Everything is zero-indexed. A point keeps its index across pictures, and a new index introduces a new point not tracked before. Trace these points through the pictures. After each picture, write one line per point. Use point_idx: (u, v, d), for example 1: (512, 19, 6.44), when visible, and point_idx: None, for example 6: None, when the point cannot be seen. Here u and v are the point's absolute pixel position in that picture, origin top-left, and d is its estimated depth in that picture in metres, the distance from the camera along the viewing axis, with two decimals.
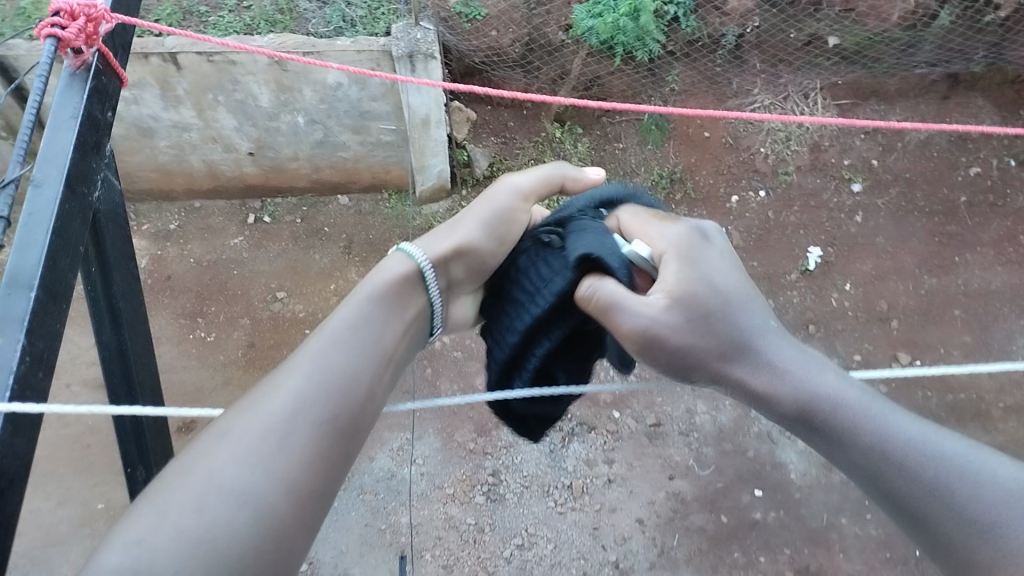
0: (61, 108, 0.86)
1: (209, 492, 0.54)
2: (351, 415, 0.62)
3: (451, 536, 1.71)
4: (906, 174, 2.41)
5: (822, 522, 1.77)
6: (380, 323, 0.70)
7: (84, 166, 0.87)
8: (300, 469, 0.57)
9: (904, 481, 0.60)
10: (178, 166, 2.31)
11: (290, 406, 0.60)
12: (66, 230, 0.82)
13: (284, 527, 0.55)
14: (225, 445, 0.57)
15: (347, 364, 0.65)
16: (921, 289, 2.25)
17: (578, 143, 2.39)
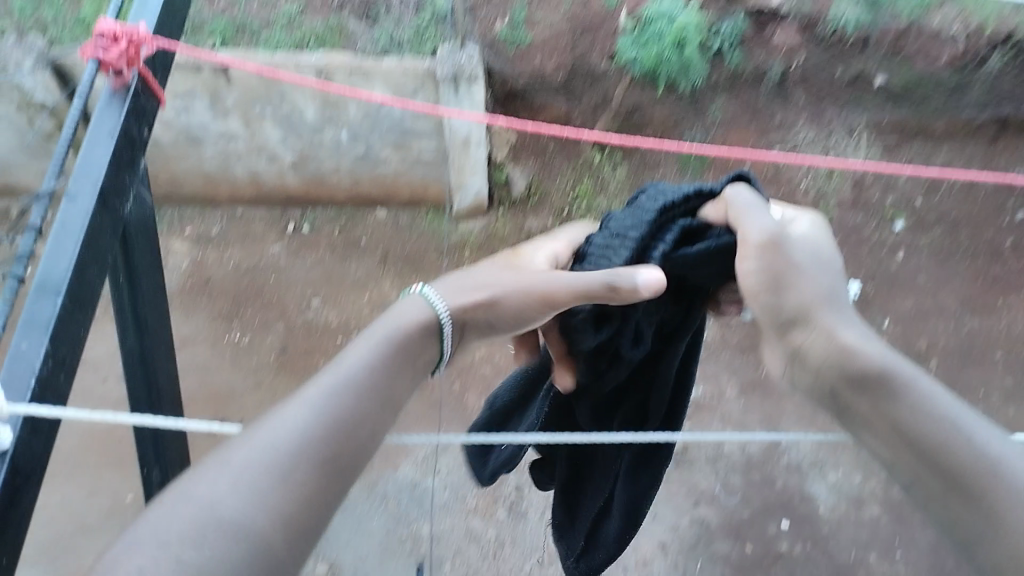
0: (101, 124, 0.82)
1: (206, 525, 0.49)
2: (355, 452, 0.58)
3: (471, 548, 1.71)
4: (950, 214, 2.37)
5: (851, 557, 1.72)
6: (394, 356, 0.65)
7: (118, 180, 0.83)
8: (307, 506, 0.53)
9: (943, 440, 0.59)
10: (223, 175, 2.37)
11: (295, 438, 0.55)
12: (96, 244, 0.79)
13: (280, 567, 0.51)
14: (225, 473, 0.52)
15: (357, 398, 0.61)
16: (961, 329, 2.21)
17: (616, 168, 2.39)
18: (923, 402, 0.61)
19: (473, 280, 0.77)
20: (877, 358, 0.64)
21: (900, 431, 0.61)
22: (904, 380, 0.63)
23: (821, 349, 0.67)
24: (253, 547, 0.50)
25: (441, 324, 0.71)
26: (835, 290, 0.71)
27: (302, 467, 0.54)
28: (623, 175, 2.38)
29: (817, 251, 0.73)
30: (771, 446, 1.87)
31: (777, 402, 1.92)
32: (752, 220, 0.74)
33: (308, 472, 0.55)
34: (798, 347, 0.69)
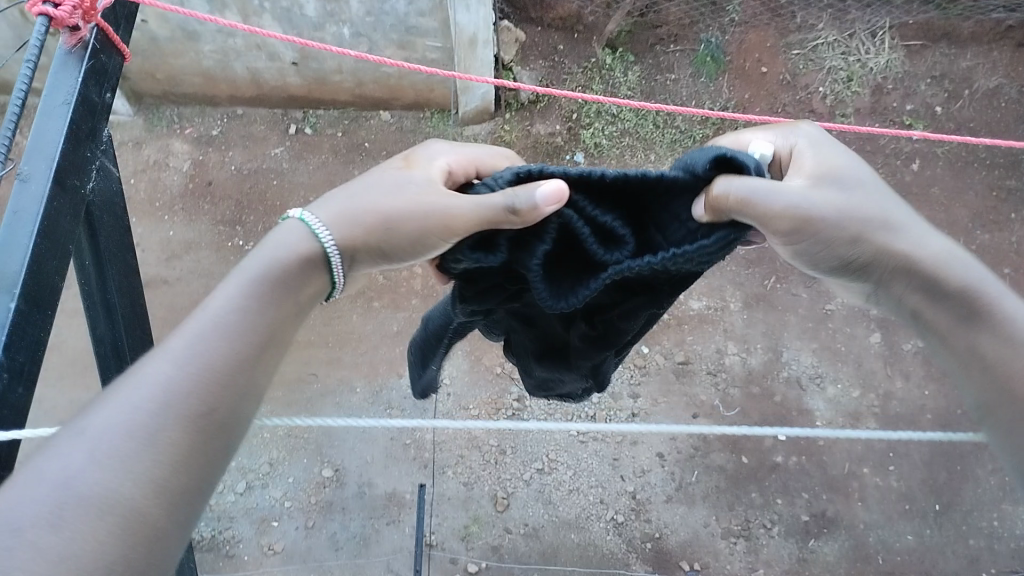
0: (54, 92, 0.79)
1: (68, 499, 0.51)
2: (225, 401, 0.59)
3: (473, 456, 1.75)
4: (969, 124, 2.28)
5: (844, 470, 1.76)
6: (260, 302, 0.64)
7: (78, 156, 0.79)
8: (169, 466, 0.55)
9: (1012, 366, 0.64)
10: (221, 72, 2.28)
11: (156, 399, 0.57)
12: (54, 231, 0.75)
13: (155, 532, 0.54)
14: (81, 445, 0.54)
15: (226, 344, 0.61)
16: (971, 245, 2.18)
17: (629, 71, 2.31)
18: (999, 320, 0.65)
19: (351, 196, 0.72)
20: (955, 282, 0.67)
21: (984, 361, 0.65)
22: (973, 301, 0.67)
23: (898, 283, 0.69)
24: (117, 513, 0.52)
25: (328, 255, 0.69)
26: (889, 206, 0.69)
27: (166, 426, 0.56)
28: (635, 78, 2.31)
29: (838, 178, 0.69)
30: (773, 359, 1.88)
31: (781, 315, 1.93)
32: (768, 207, 0.65)
33: (173, 427, 0.56)
34: (875, 281, 0.70)
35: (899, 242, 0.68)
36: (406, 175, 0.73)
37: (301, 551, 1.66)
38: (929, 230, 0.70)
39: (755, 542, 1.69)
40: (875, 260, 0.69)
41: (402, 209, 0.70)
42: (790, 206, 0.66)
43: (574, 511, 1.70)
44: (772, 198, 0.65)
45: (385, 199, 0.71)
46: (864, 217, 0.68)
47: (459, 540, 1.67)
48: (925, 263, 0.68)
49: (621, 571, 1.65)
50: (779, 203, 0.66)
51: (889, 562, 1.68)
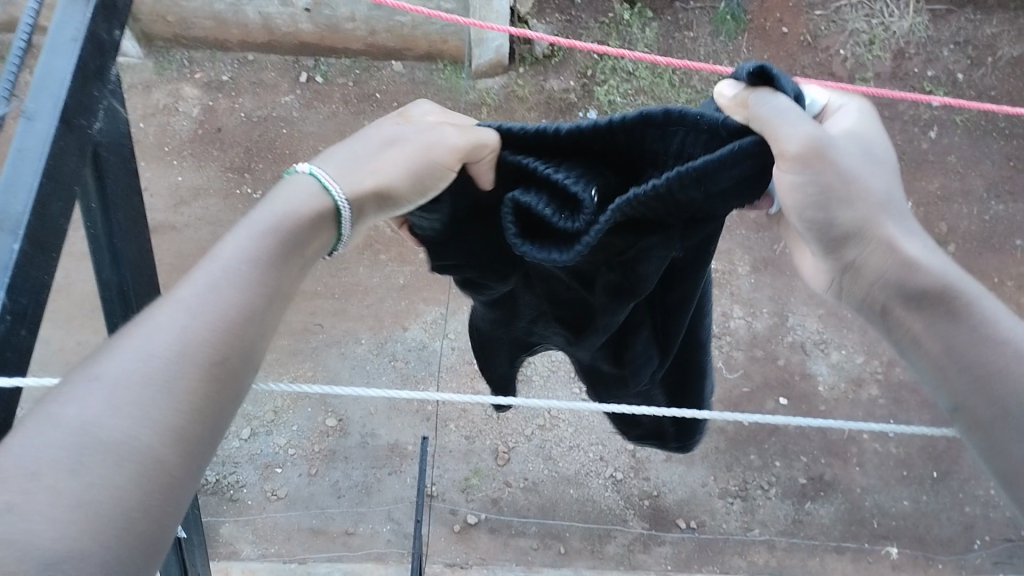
0: (61, 27, 0.72)
1: (83, 447, 0.42)
2: (244, 346, 0.49)
3: (475, 410, 1.77)
4: (991, 92, 2.23)
5: (843, 434, 1.77)
6: (282, 243, 0.55)
7: (85, 95, 0.72)
8: (191, 415, 0.45)
9: (993, 363, 0.53)
10: (233, 15, 2.24)
11: (176, 342, 0.47)
12: (59, 171, 0.68)
13: (178, 487, 0.44)
14: (95, 391, 0.44)
15: (249, 287, 0.52)
16: (985, 215, 2.16)
17: (646, 28, 2.26)
18: (975, 324, 0.54)
19: (345, 155, 0.64)
20: (934, 277, 0.55)
21: (962, 361, 0.53)
22: (953, 297, 0.55)
23: (872, 269, 0.56)
24: (143, 463, 0.42)
25: (340, 210, 0.61)
26: (893, 190, 0.57)
27: (189, 370, 0.46)
28: (653, 36, 2.26)
29: (866, 146, 0.58)
30: (778, 324, 1.88)
31: (788, 281, 1.92)
32: (780, 127, 0.53)
33: (197, 372, 0.47)
34: (849, 263, 0.57)
35: (893, 225, 0.56)
36: (403, 127, 0.68)
37: (304, 498, 1.69)
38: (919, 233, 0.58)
39: (752, 503, 1.71)
40: (861, 236, 0.56)
41: (403, 159, 0.65)
42: (806, 135, 0.53)
43: (574, 468, 1.72)
44: (789, 115, 0.54)
45: (384, 154, 0.65)
46: (868, 190, 0.55)
47: (460, 491, 1.69)
48: (909, 254, 0.56)
49: (618, 527, 1.67)
50: (798, 128, 0.53)
51: (883, 526, 1.70)
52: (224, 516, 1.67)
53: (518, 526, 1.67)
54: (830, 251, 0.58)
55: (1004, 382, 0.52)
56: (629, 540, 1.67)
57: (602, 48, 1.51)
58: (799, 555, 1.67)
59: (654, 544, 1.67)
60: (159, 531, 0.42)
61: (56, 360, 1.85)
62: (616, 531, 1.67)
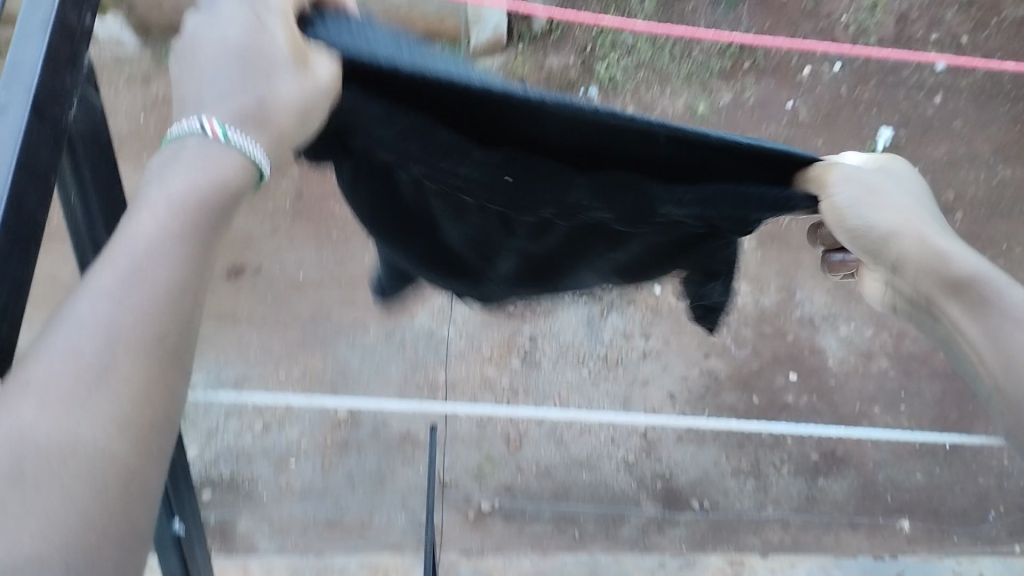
0: (28, 14, 0.62)
1: (19, 459, 0.40)
2: (179, 321, 0.47)
3: (486, 396, 1.77)
4: (996, 53, 2.19)
5: (854, 410, 1.77)
6: (211, 187, 0.51)
7: (59, 86, 0.62)
8: (133, 402, 0.44)
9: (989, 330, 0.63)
10: None
11: (101, 333, 0.44)
12: (34, 165, 0.58)
13: (131, 474, 0.43)
14: (25, 399, 0.42)
15: (179, 250, 0.49)
16: (993, 180, 2.12)
17: (645, 2, 2.23)
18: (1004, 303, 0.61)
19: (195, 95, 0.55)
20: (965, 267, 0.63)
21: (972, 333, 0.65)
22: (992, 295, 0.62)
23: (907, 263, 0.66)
24: (87, 460, 0.42)
25: (255, 163, 0.54)
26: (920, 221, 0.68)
27: (121, 356, 0.44)
28: (652, 10, 2.23)
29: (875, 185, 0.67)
30: (786, 298, 1.87)
31: (795, 255, 1.91)
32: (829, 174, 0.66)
33: (132, 354, 0.45)
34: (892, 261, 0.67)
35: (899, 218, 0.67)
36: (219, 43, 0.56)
37: (318, 490, 1.70)
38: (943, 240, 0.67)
39: (765, 481, 1.71)
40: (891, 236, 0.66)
41: (242, 84, 0.55)
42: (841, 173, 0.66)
43: (586, 450, 1.73)
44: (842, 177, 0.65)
45: (217, 82, 0.55)
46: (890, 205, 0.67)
47: (473, 478, 1.69)
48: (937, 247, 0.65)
49: (631, 509, 1.68)
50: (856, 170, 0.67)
51: (897, 500, 1.71)
52: (240, 509, 1.67)
53: (532, 513, 1.67)
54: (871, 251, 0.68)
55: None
56: (643, 523, 1.67)
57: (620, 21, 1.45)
58: (814, 531, 1.67)
59: (669, 527, 1.67)
60: (124, 512, 0.42)
61: None
62: (630, 513, 1.68)
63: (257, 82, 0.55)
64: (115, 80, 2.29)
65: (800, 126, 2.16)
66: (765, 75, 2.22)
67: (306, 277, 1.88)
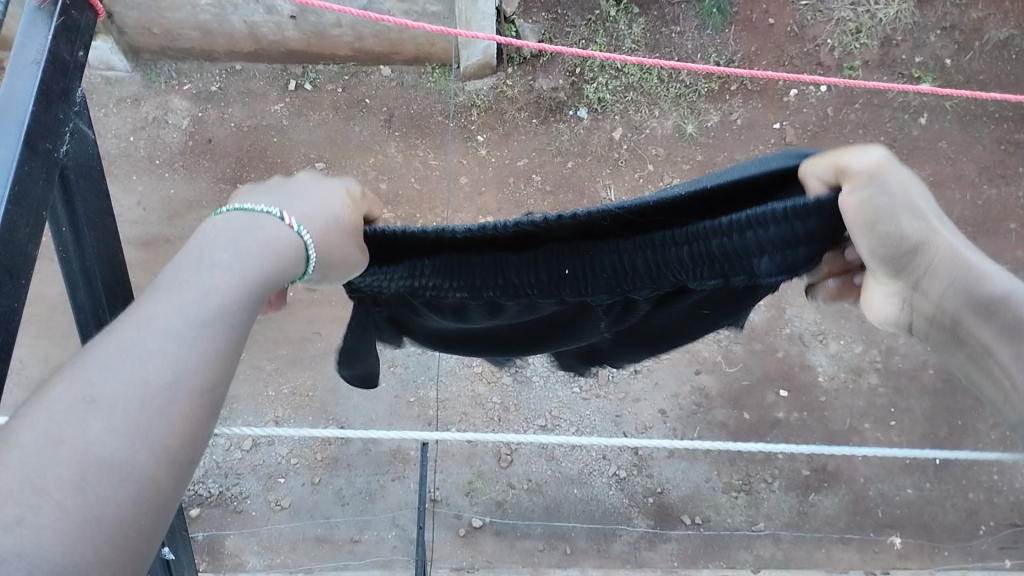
0: (21, 50, 0.65)
1: (85, 471, 0.40)
2: (230, 369, 0.49)
3: (476, 414, 1.76)
4: (980, 76, 2.24)
5: (845, 425, 1.79)
6: (278, 253, 0.53)
7: (50, 118, 0.65)
8: (186, 437, 0.45)
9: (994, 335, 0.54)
10: (219, 26, 2.22)
11: (173, 369, 0.45)
12: (25, 195, 0.61)
13: (168, 504, 0.43)
14: (95, 411, 0.42)
15: (245, 306, 0.50)
16: (978, 199, 2.15)
17: (633, 24, 2.27)
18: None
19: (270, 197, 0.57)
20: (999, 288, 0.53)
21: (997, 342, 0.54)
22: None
23: (945, 286, 0.54)
24: (140, 484, 0.42)
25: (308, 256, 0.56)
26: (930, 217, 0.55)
27: (183, 393, 0.45)
28: (640, 32, 2.27)
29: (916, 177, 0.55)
30: (776, 315, 1.86)
31: None
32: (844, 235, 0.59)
33: (196, 395, 0.46)
34: (917, 278, 0.55)
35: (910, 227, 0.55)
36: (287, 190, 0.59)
37: (308, 507, 1.68)
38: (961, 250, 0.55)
39: (756, 497, 1.71)
40: (930, 249, 0.54)
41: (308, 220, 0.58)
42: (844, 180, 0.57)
43: (578, 467, 1.72)
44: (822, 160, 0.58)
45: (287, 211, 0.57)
46: (929, 205, 0.54)
47: (464, 495, 1.69)
48: (972, 268, 0.54)
49: (623, 526, 1.67)
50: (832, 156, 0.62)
51: (888, 515, 1.71)
52: (229, 528, 1.66)
53: (523, 528, 1.66)
54: (896, 274, 0.56)
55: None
56: (635, 538, 1.67)
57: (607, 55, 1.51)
58: (804, 547, 1.67)
59: (660, 541, 1.67)
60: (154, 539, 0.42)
61: None
62: (622, 529, 1.67)
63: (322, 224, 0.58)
64: (105, 100, 2.30)
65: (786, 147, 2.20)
66: (753, 95, 2.24)
67: (296, 297, 1.86)
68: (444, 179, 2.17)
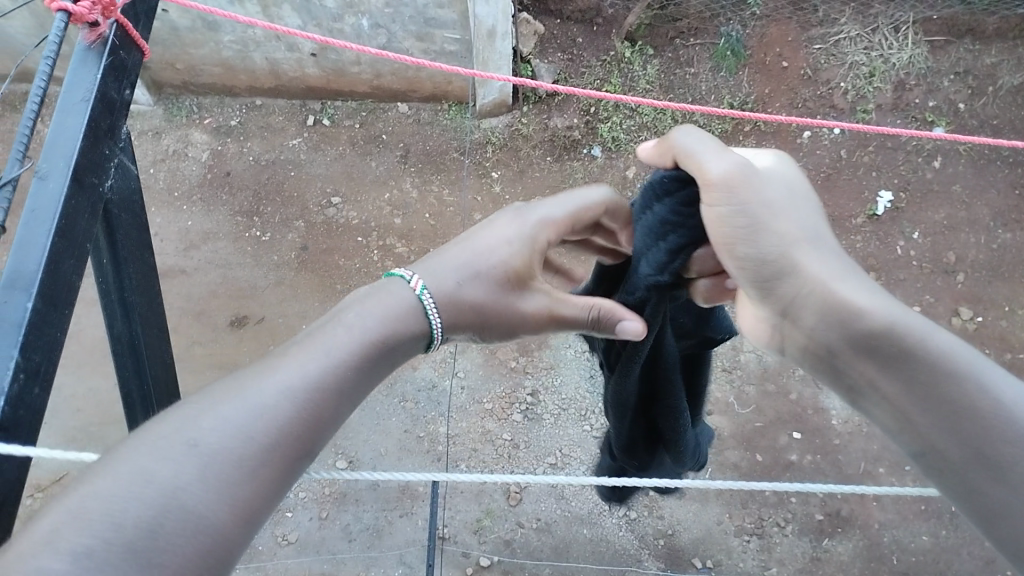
0: (73, 88, 0.75)
1: (168, 512, 0.47)
2: (315, 437, 0.56)
3: (486, 449, 1.75)
4: (993, 121, 2.23)
5: (859, 469, 1.76)
6: (391, 332, 0.63)
7: (96, 153, 0.75)
8: (257, 494, 0.52)
9: (933, 371, 0.56)
10: (241, 62, 2.29)
11: (269, 429, 0.54)
12: (71, 230, 0.71)
13: (229, 555, 0.49)
14: (192, 456, 0.50)
15: (340, 390, 0.58)
16: (993, 244, 2.14)
17: (648, 65, 2.32)
18: (931, 361, 0.56)
19: (464, 257, 0.72)
20: (880, 320, 0.58)
21: (922, 389, 0.56)
22: (944, 370, 0.55)
23: (809, 310, 0.61)
24: (208, 531, 0.48)
25: (431, 329, 0.67)
26: (808, 231, 0.64)
27: (269, 456, 0.53)
28: (654, 72, 2.32)
29: (790, 183, 0.66)
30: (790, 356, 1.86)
31: None
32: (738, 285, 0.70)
33: (272, 466, 0.53)
34: (786, 301, 0.63)
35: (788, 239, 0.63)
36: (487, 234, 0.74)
37: (315, 542, 1.67)
38: (853, 281, 0.61)
39: (769, 540, 1.69)
40: (792, 267, 0.62)
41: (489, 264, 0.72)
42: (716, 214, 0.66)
43: (586, 507, 1.70)
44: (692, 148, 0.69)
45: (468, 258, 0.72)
46: (793, 220, 0.64)
47: (472, 533, 1.67)
48: (841, 293, 0.60)
49: (633, 567, 1.65)
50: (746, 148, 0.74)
51: (904, 562, 1.67)
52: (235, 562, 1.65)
53: (532, 568, 1.64)
54: (767, 297, 0.65)
55: (996, 449, 0.53)
56: None
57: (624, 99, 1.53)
58: None
59: None
60: None
61: (67, 407, 1.85)
62: (632, 571, 1.65)
63: (477, 275, 0.71)
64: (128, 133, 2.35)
65: None
66: (766, 136, 2.26)
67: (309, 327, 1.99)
68: (459, 215, 2.18)
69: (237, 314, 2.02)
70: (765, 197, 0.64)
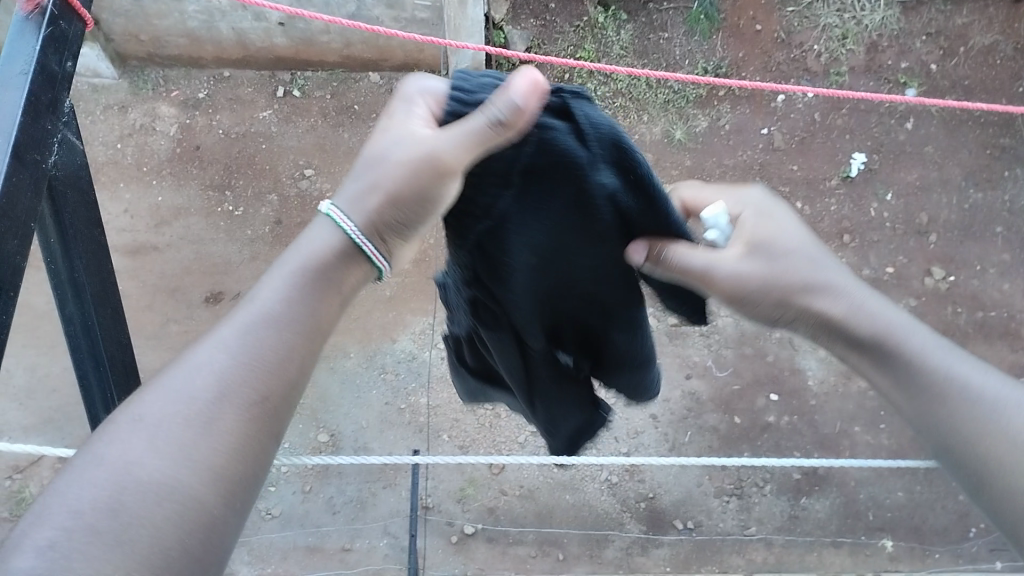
0: (9, 59, 0.69)
1: (125, 490, 0.48)
2: (282, 390, 0.56)
3: (468, 420, 1.76)
4: (964, 81, 2.25)
5: (835, 428, 1.79)
6: (324, 257, 0.60)
7: (38, 128, 0.70)
8: (229, 458, 0.52)
9: (925, 374, 0.63)
10: (207, 33, 2.24)
11: (215, 386, 0.54)
12: (13, 208, 0.66)
13: (216, 522, 0.50)
14: (141, 431, 0.51)
15: (277, 337, 0.57)
16: (964, 204, 2.16)
17: (621, 31, 2.29)
18: (918, 361, 0.63)
19: (358, 169, 0.64)
20: (868, 327, 0.65)
21: (914, 392, 0.63)
22: (931, 367, 0.63)
23: (830, 342, 0.68)
24: (184, 504, 0.49)
25: (361, 244, 0.61)
26: (817, 264, 0.68)
27: (227, 413, 0.53)
28: (628, 38, 2.29)
29: (777, 239, 0.69)
30: None
31: None
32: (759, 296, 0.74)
33: (233, 424, 0.53)
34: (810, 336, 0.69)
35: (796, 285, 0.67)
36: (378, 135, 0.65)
37: (299, 516, 1.67)
38: (856, 289, 0.68)
39: (748, 501, 1.72)
40: (803, 310, 0.67)
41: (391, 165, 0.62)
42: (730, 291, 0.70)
43: (568, 474, 1.72)
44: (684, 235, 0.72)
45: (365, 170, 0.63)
46: (795, 265, 0.68)
47: (456, 502, 1.69)
48: (843, 316, 0.66)
49: (615, 531, 1.67)
50: (703, 192, 0.76)
51: (879, 518, 1.71)
52: None
53: (515, 535, 1.66)
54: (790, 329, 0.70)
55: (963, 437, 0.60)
56: (627, 543, 1.66)
57: (589, 64, 1.50)
58: (797, 551, 1.67)
59: (653, 547, 1.66)
60: (195, 557, 0.48)
61: (41, 388, 1.82)
62: (614, 535, 1.67)
63: (376, 180, 0.62)
64: (92, 108, 2.30)
65: (775, 151, 2.21)
66: (741, 100, 2.26)
67: None
68: None
69: (211, 292, 2.00)
70: (764, 256, 0.68)
